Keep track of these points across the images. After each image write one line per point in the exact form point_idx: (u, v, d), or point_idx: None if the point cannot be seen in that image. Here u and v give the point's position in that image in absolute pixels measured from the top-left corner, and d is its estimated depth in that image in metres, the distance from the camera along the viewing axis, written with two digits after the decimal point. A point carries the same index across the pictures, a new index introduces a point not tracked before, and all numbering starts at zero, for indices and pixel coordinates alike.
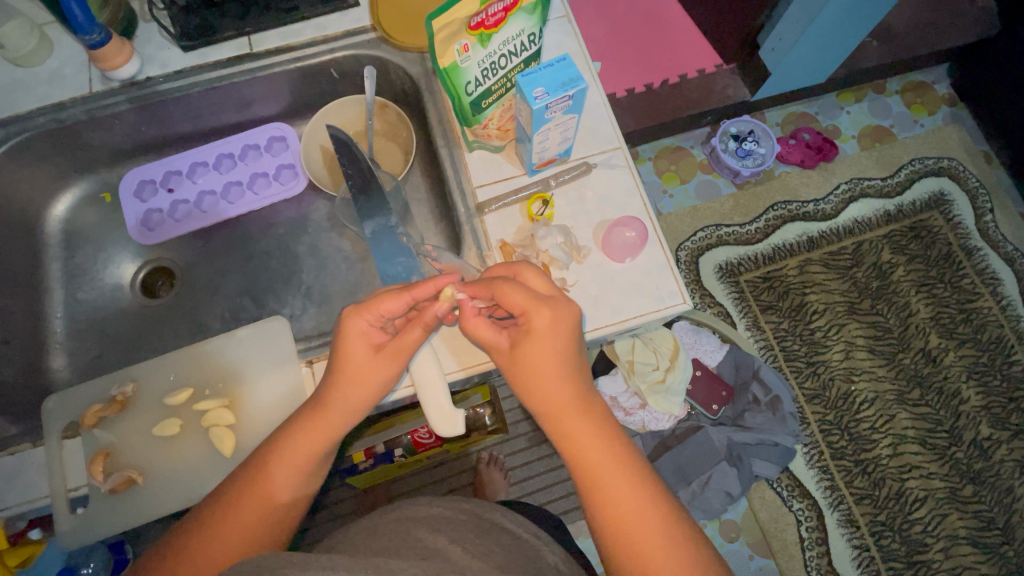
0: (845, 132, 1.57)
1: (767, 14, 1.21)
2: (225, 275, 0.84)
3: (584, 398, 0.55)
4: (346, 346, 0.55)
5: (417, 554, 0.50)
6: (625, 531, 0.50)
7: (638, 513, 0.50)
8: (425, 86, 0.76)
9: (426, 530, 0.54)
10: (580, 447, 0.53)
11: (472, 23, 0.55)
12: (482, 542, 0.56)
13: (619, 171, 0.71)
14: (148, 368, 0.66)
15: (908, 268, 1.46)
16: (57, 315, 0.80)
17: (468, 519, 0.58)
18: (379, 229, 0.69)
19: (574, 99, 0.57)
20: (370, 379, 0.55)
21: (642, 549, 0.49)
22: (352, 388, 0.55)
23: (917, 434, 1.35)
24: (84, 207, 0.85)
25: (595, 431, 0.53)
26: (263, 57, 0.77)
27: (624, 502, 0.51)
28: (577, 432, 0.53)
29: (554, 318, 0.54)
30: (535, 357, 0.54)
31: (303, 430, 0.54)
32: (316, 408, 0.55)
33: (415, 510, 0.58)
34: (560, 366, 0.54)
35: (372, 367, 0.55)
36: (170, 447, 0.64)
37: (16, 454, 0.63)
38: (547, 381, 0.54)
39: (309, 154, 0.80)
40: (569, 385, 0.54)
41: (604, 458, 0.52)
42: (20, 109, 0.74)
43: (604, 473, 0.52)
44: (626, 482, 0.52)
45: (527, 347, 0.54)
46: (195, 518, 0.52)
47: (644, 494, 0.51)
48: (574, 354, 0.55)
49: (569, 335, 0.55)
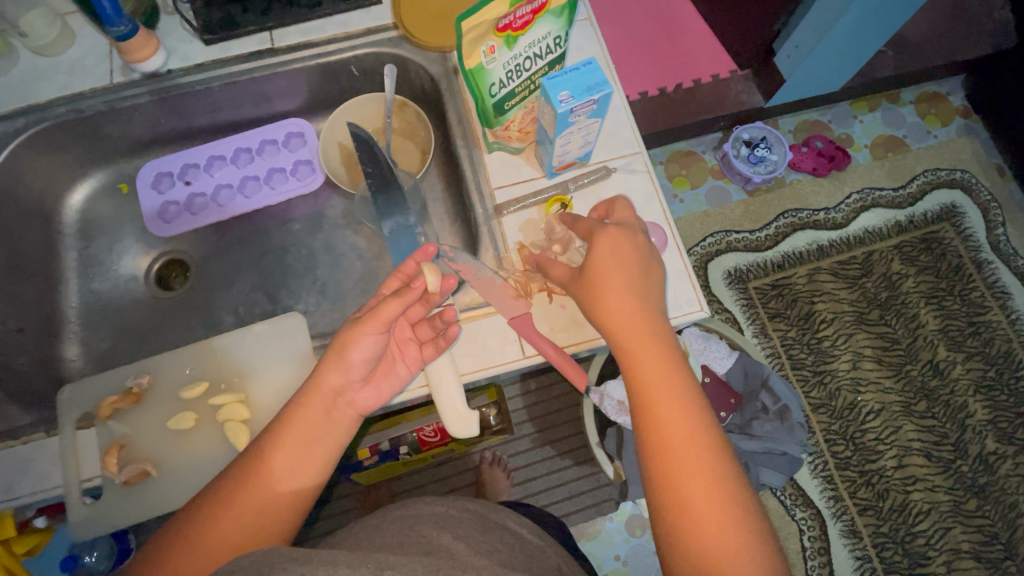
0: (858, 141, 1.56)
1: (784, 21, 1.21)
2: (239, 269, 0.84)
3: (649, 325, 0.55)
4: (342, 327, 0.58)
5: (419, 551, 0.50)
6: (672, 459, 0.50)
7: (686, 447, 0.50)
8: (445, 86, 0.76)
9: (431, 526, 0.54)
10: (640, 371, 0.54)
11: (500, 25, 0.55)
12: (487, 540, 0.56)
13: (638, 176, 0.71)
14: (164, 360, 0.66)
15: (917, 280, 1.45)
16: (71, 305, 0.81)
17: (472, 518, 0.58)
18: (398, 227, 0.70)
19: (598, 104, 0.57)
20: (344, 345, 0.55)
21: (686, 482, 0.49)
22: (332, 360, 0.55)
23: (923, 446, 1.34)
24: (100, 197, 0.85)
25: (658, 360, 0.54)
26: (284, 53, 0.77)
27: (677, 432, 0.51)
28: (640, 355, 0.54)
29: (620, 241, 0.56)
30: (606, 275, 0.55)
31: (297, 416, 0.54)
32: (307, 394, 0.55)
33: (420, 508, 0.57)
34: (627, 285, 0.55)
35: (353, 336, 0.54)
36: (185, 440, 0.64)
37: (29, 443, 0.63)
38: (616, 301, 0.55)
39: (327, 151, 0.80)
40: (636, 305, 0.55)
41: (662, 386, 0.53)
42: (39, 97, 0.74)
43: (661, 399, 0.52)
44: (679, 412, 0.52)
45: (597, 266, 0.56)
46: (195, 507, 0.52)
47: (696, 431, 0.51)
48: (647, 281, 0.56)
49: (639, 261, 0.56)
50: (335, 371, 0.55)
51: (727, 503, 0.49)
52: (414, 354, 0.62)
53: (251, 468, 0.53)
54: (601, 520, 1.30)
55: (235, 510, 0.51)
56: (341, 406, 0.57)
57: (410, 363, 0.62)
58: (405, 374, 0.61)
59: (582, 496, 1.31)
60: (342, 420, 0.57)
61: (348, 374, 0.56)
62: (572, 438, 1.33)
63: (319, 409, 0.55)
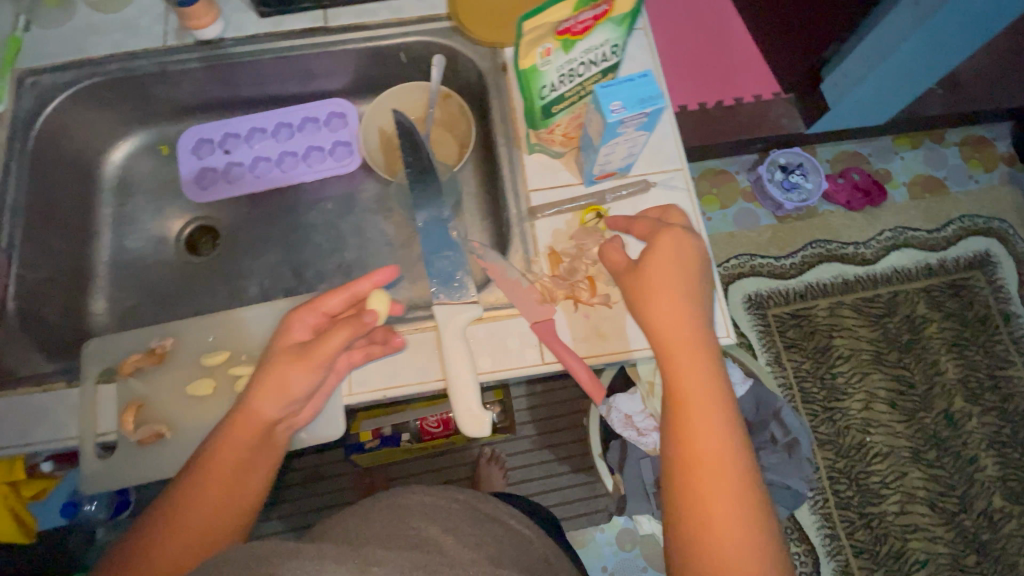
0: (896, 178, 1.53)
1: (835, 48, 1.19)
2: (267, 242, 0.84)
3: (699, 332, 0.54)
4: (277, 350, 0.55)
5: (408, 543, 0.49)
6: (692, 456, 0.49)
7: (714, 449, 0.49)
8: (492, 82, 0.76)
9: (419, 518, 0.53)
10: (680, 365, 0.53)
11: (560, 28, 0.53)
12: (476, 533, 0.55)
13: (677, 193, 0.70)
14: (188, 326, 0.66)
15: (941, 326, 1.42)
16: (104, 260, 0.82)
17: (462, 510, 0.58)
18: (431, 220, 0.68)
19: (649, 117, 0.56)
20: (284, 380, 0.53)
21: (708, 478, 0.48)
22: (269, 394, 0.53)
23: (927, 495, 1.32)
24: (141, 156, 0.86)
25: (698, 365, 0.53)
26: (335, 32, 0.77)
27: (704, 428, 0.50)
28: (686, 357, 0.53)
29: (681, 243, 0.56)
30: (662, 280, 0.55)
31: (229, 438, 0.53)
32: (239, 417, 0.53)
33: (409, 498, 0.57)
34: (678, 292, 0.54)
35: (287, 366, 0.53)
36: (202, 406, 0.64)
37: (50, 392, 0.63)
38: (665, 304, 0.54)
39: (368, 136, 0.81)
40: (686, 312, 0.54)
41: (700, 389, 0.52)
42: (93, 53, 0.76)
43: (693, 403, 0.51)
44: (711, 420, 0.51)
45: (654, 261, 0.56)
46: (145, 527, 0.51)
47: (728, 443, 0.50)
48: (699, 293, 0.55)
49: (695, 268, 0.56)
50: (266, 397, 0.53)
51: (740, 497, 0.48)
52: (345, 360, 0.61)
53: (196, 479, 0.52)
54: (592, 530, 1.30)
55: (179, 525, 0.50)
56: (278, 428, 0.56)
57: (340, 370, 0.61)
58: (333, 383, 0.61)
59: (576, 502, 1.31)
60: (274, 438, 0.56)
61: (286, 405, 0.54)
62: (572, 444, 1.33)
63: (251, 431, 0.53)
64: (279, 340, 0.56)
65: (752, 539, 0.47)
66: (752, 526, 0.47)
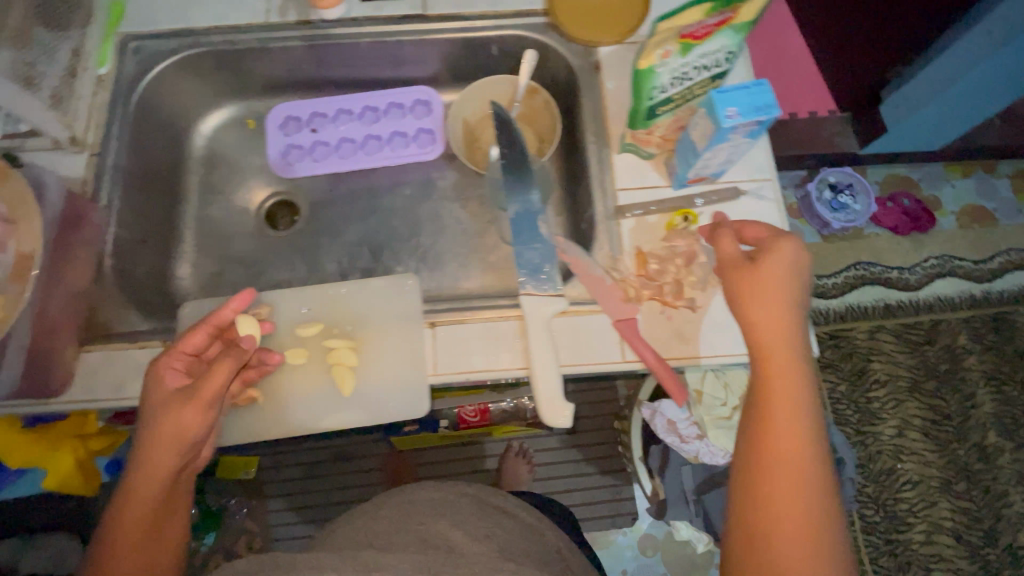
0: (945, 205, 1.52)
1: (899, 70, 1.18)
2: (346, 222, 0.86)
3: (796, 343, 0.55)
4: (155, 403, 0.54)
5: (418, 538, 0.60)
6: (769, 455, 0.50)
7: (791, 453, 0.50)
8: (584, 80, 0.77)
9: (429, 515, 0.64)
10: (775, 366, 0.53)
11: (685, 32, 0.54)
12: (485, 525, 0.64)
13: (767, 203, 0.70)
14: (283, 296, 0.68)
15: (981, 358, 1.40)
16: (189, 227, 0.84)
17: (469, 504, 0.68)
18: (521, 212, 0.69)
19: (761, 126, 0.57)
20: (177, 430, 0.53)
21: (781, 481, 0.49)
22: (162, 447, 0.53)
23: (953, 526, 1.30)
24: (229, 128, 0.88)
25: (792, 370, 0.53)
26: (433, 20, 0.79)
27: (786, 434, 0.51)
28: (779, 360, 0.54)
29: (793, 252, 0.56)
30: (769, 282, 0.55)
31: (135, 497, 0.53)
32: (139, 477, 0.53)
33: (420, 495, 0.68)
34: (782, 296, 0.55)
35: (174, 415, 0.53)
36: (293, 375, 0.66)
37: (146, 348, 0.65)
38: (767, 305, 0.55)
39: (452, 127, 0.83)
40: (786, 317, 0.55)
41: (788, 394, 0.52)
42: (199, 24, 0.78)
43: (780, 406, 0.52)
44: (795, 425, 0.51)
45: (763, 264, 0.56)
46: None
47: (808, 451, 0.50)
48: (804, 302, 0.55)
49: (805, 280, 0.56)
50: (162, 452, 0.53)
51: (813, 504, 0.48)
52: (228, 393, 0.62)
53: (115, 543, 0.53)
54: (614, 532, 1.31)
55: None
56: (181, 476, 0.57)
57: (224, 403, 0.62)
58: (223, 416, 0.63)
59: (601, 504, 1.31)
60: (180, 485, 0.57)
61: (187, 453, 0.55)
62: (601, 445, 1.34)
63: (153, 489, 0.54)
64: (153, 380, 0.55)
65: (821, 546, 0.47)
66: (824, 535, 0.47)
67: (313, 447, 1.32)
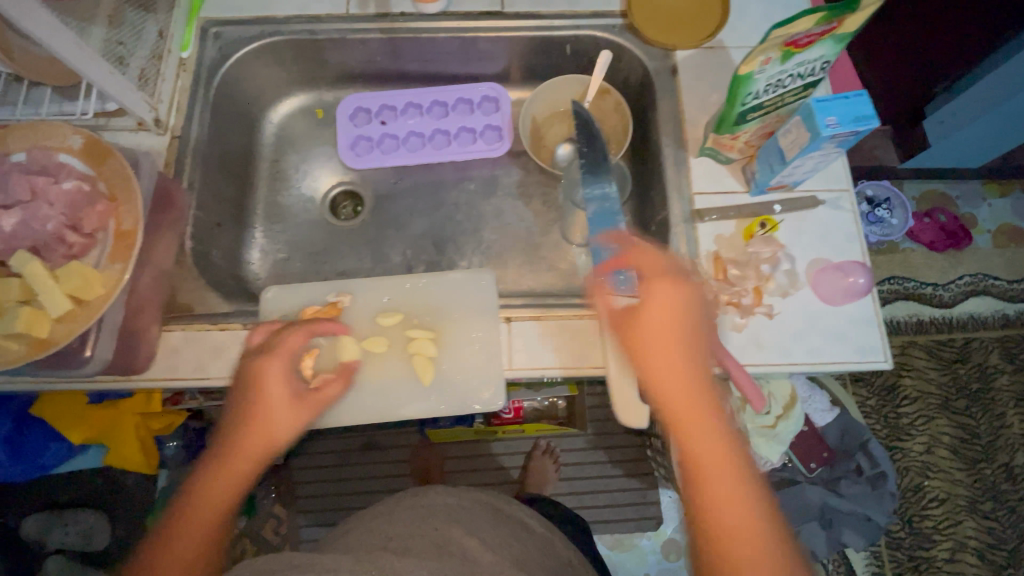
0: (981, 223, 1.51)
1: (946, 86, 1.12)
2: (411, 214, 0.87)
3: (708, 391, 0.51)
4: (254, 410, 0.53)
5: (432, 542, 0.57)
6: (721, 529, 0.47)
7: (740, 517, 0.47)
8: (659, 83, 0.77)
9: (443, 521, 0.61)
10: (696, 430, 0.50)
11: (790, 41, 0.54)
12: (496, 534, 0.62)
13: (843, 214, 0.70)
14: (363, 285, 0.69)
15: (1014, 379, 1.37)
16: (258, 213, 0.85)
17: (482, 512, 0.65)
18: (598, 208, 0.67)
19: (857, 136, 0.57)
20: (280, 432, 0.54)
21: (742, 553, 0.46)
22: (260, 450, 0.53)
23: (978, 545, 1.29)
24: (298, 116, 0.89)
25: (712, 426, 0.50)
26: (511, 18, 0.80)
27: (727, 498, 0.48)
28: (699, 421, 0.50)
29: (673, 298, 0.53)
30: (645, 334, 0.53)
31: (207, 513, 0.51)
32: (220, 486, 0.52)
33: (432, 500, 0.65)
34: (674, 348, 0.52)
35: (282, 418, 0.54)
36: (373, 363, 0.66)
37: (227, 331, 0.66)
38: (659, 359, 0.52)
39: (523, 122, 0.83)
40: (683, 366, 0.52)
41: (720, 456, 0.49)
42: (279, 13, 0.79)
43: (714, 472, 0.49)
44: (734, 485, 0.48)
45: (642, 315, 0.53)
46: None
47: (753, 507, 0.47)
48: (692, 339, 0.53)
49: (688, 316, 0.53)
50: (256, 455, 0.53)
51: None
52: None
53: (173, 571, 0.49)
54: (638, 535, 1.31)
55: None
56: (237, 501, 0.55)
57: None
58: None
59: (626, 506, 1.31)
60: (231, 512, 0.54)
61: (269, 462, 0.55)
62: (629, 448, 1.34)
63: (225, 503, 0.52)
64: (233, 397, 0.54)
65: None
66: None
67: (344, 437, 1.32)
